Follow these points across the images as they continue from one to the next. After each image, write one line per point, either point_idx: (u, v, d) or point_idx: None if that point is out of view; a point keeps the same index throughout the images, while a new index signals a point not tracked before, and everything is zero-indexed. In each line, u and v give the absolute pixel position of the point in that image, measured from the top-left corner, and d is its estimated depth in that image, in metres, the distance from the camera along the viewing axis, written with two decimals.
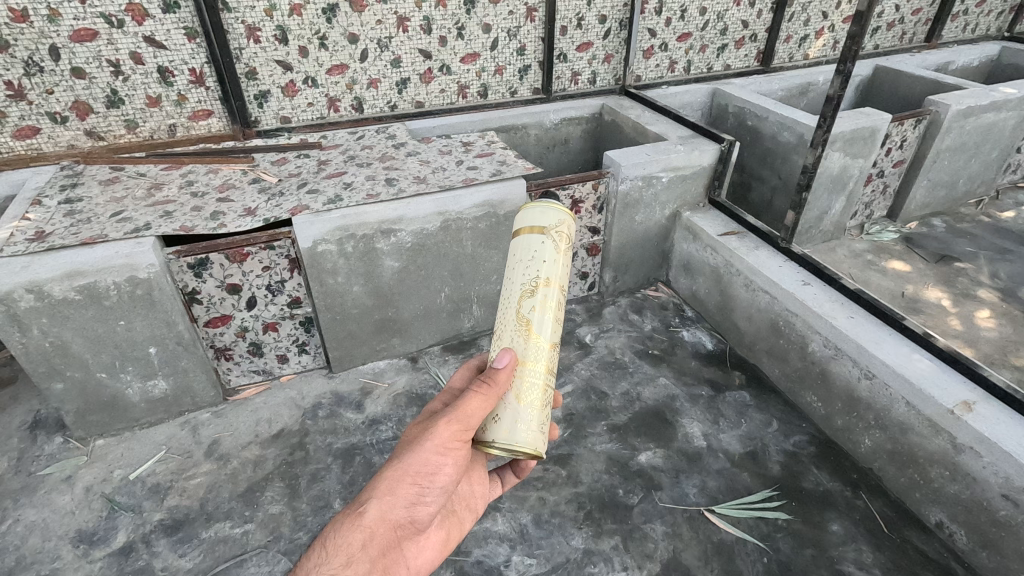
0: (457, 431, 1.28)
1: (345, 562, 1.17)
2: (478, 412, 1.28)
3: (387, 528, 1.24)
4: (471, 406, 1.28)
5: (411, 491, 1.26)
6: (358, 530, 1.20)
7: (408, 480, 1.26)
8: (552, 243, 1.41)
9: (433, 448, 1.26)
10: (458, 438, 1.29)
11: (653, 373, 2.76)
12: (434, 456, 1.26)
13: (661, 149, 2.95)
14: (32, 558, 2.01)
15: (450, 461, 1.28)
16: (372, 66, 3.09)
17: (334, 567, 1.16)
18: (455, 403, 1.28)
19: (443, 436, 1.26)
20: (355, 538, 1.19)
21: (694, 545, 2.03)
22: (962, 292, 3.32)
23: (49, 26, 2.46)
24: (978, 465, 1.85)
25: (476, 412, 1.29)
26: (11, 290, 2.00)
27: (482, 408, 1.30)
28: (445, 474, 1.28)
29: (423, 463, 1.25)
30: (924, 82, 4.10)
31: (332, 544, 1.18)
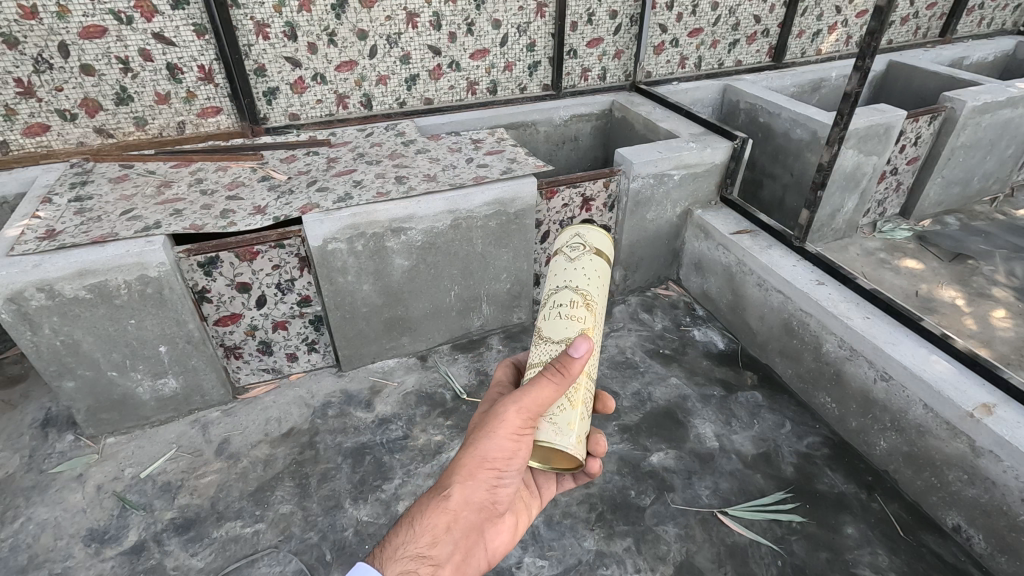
0: (527, 417, 1.29)
1: (432, 542, 1.21)
2: (547, 400, 1.29)
3: (469, 512, 1.28)
4: (537, 390, 1.29)
5: (490, 475, 1.30)
6: (444, 512, 1.25)
7: (486, 467, 1.29)
8: (565, 256, 1.49)
9: (507, 433, 1.28)
10: (527, 425, 1.30)
11: (664, 372, 2.74)
12: (508, 442, 1.29)
13: (673, 146, 2.91)
14: (45, 556, 2.01)
15: (522, 448, 1.31)
16: (381, 62, 3.07)
17: (422, 547, 1.20)
18: (524, 390, 1.30)
19: (516, 421, 1.28)
20: (442, 521, 1.23)
21: (707, 548, 2.01)
22: (977, 291, 3.27)
23: (58, 23, 2.45)
24: (997, 469, 1.82)
25: (545, 401, 1.30)
26: (22, 289, 1.99)
27: (550, 397, 1.30)
28: (519, 460, 1.31)
29: (500, 448, 1.28)
30: (939, 78, 4.05)
31: (421, 524, 1.22)
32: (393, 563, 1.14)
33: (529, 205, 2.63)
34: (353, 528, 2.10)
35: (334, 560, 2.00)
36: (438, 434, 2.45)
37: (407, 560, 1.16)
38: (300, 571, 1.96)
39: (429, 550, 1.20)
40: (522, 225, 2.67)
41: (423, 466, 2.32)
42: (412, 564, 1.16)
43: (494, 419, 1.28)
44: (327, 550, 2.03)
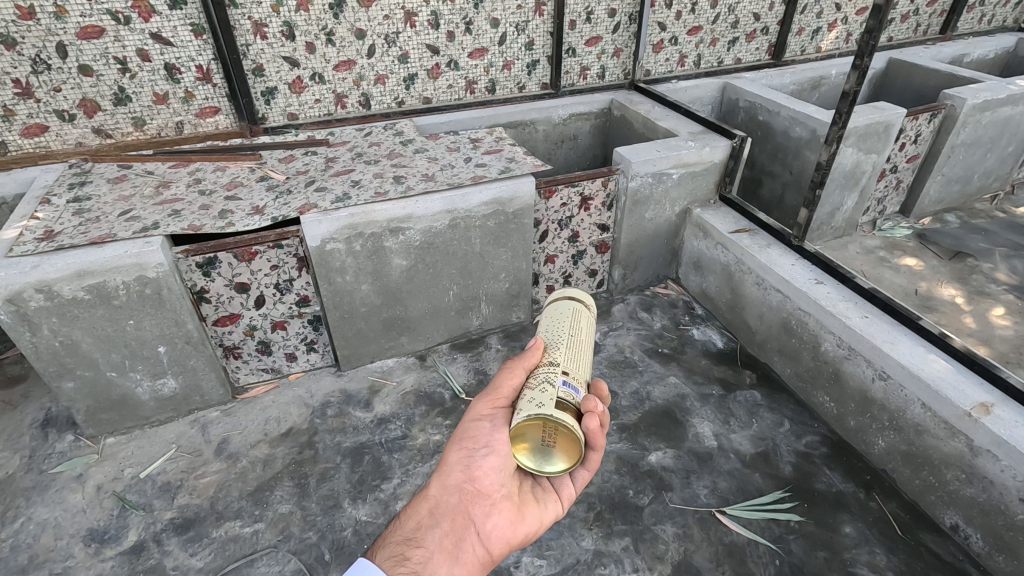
0: (488, 399, 1.45)
1: (418, 526, 1.35)
2: (503, 377, 1.44)
3: (449, 495, 1.41)
4: (496, 377, 1.47)
5: (462, 456, 1.44)
6: (426, 501, 1.41)
7: (455, 449, 1.45)
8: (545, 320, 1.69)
9: (470, 419, 1.46)
10: (493, 405, 1.44)
11: (663, 371, 2.74)
12: (473, 425, 1.45)
13: (672, 145, 2.91)
14: (45, 556, 2.02)
15: (490, 424, 1.44)
16: (379, 61, 3.06)
17: (410, 532, 1.34)
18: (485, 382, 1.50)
19: (479, 407, 1.46)
20: (423, 506, 1.40)
21: (705, 547, 2.02)
22: (976, 290, 3.27)
23: (56, 23, 2.45)
24: (995, 468, 1.82)
25: (507, 384, 1.43)
26: (21, 290, 2.00)
27: (509, 375, 1.44)
28: (488, 436, 1.43)
29: (462, 432, 1.45)
30: (939, 76, 4.04)
31: (407, 512, 1.40)
32: (381, 548, 1.30)
33: (528, 204, 2.63)
34: (352, 528, 2.10)
35: (333, 560, 2.00)
36: (436, 433, 2.45)
37: (395, 545, 1.31)
38: (299, 570, 1.97)
39: (416, 534, 1.34)
40: (521, 224, 2.67)
41: (421, 465, 2.32)
42: (399, 545, 1.31)
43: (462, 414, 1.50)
44: (327, 549, 2.03)
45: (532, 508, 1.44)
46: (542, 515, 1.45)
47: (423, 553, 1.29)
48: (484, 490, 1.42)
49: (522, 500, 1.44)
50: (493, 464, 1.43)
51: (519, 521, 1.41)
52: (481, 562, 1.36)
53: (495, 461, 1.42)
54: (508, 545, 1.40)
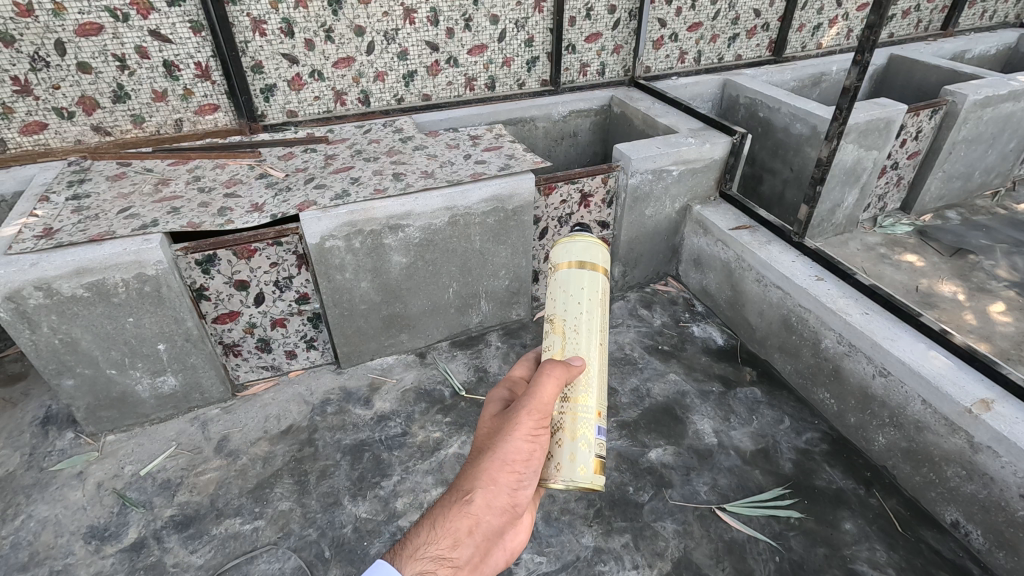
0: (540, 414, 1.27)
1: (452, 543, 1.11)
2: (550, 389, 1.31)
3: (492, 514, 1.17)
4: (546, 387, 1.30)
5: (511, 476, 1.21)
6: (464, 515, 1.15)
7: (503, 465, 1.21)
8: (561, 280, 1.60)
9: (522, 432, 1.24)
10: (541, 422, 1.27)
11: (662, 368, 2.74)
12: (525, 442, 1.24)
13: (672, 142, 2.90)
14: (46, 553, 2.02)
15: (537, 444, 1.27)
16: (378, 58, 3.06)
17: (441, 549, 1.10)
18: (535, 390, 1.29)
19: (530, 420, 1.25)
20: (464, 525, 1.14)
21: (705, 544, 2.02)
22: (978, 286, 3.26)
23: (55, 20, 2.44)
24: (995, 465, 1.82)
25: (551, 397, 1.30)
26: (20, 287, 2.00)
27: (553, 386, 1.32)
28: (537, 459, 1.25)
29: (518, 450, 1.23)
30: (940, 72, 4.02)
31: (443, 528, 1.12)
32: (413, 562, 1.06)
33: (528, 201, 2.62)
34: (352, 525, 2.10)
35: (333, 557, 2.00)
36: (436, 430, 2.45)
37: (425, 561, 1.07)
38: (299, 567, 1.97)
39: (449, 554, 1.10)
40: (520, 221, 2.66)
41: (421, 463, 2.32)
42: (429, 565, 1.07)
43: (512, 420, 1.25)
44: (326, 546, 2.03)
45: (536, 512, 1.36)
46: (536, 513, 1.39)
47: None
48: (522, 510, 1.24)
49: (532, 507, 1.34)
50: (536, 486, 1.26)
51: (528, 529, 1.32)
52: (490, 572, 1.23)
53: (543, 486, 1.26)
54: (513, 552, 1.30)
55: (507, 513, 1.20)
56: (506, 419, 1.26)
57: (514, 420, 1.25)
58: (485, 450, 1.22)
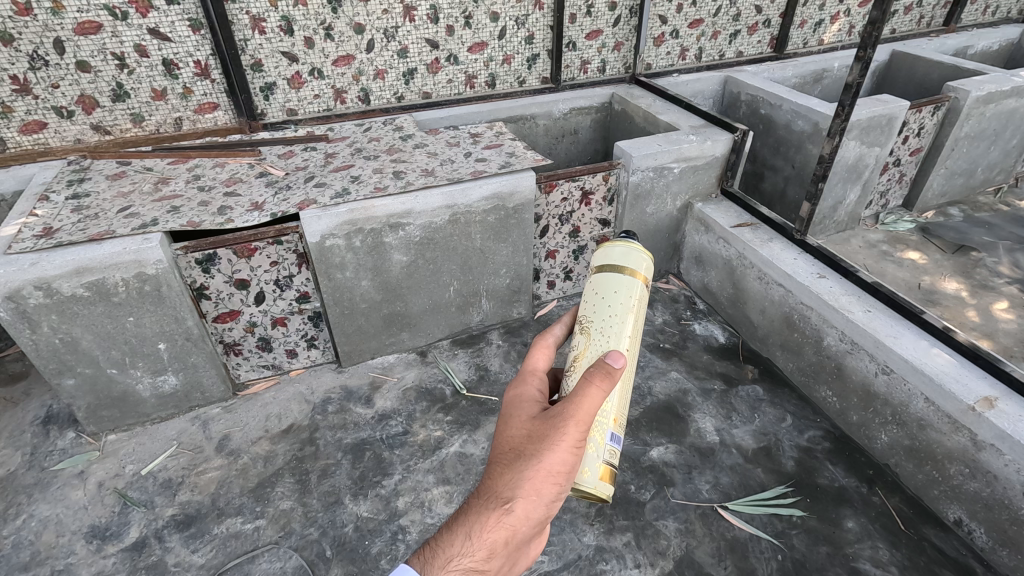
0: (590, 426, 1.15)
1: (488, 557, 1.05)
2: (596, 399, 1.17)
3: (527, 528, 1.10)
4: (591, 398, 1.16)
5: (552, 489, 1.12)
6: (502, 529, 1.07)
7: (547, 476, 1.11)
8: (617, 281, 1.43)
9: (568, 444, 1.13)
10: (587, 435, 1.16)
11: (664, 366, 2.73)
12: (571, 456, 1.13)
13: (673, 139, 2.89)
14: (47, 553, 2.02)
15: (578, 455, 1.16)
16: (378, 56, 3.05)
17: (475, 561, 1.04)
18: (578, 396, 1.16)
19: (580, 433, 1.14)
20: (500, 537, 1.06)
21: (707, 542, 2.01)
22: (980, 283, 3.25)
23: (53, 19, 2.43)
24: (999, 463, 1.81)
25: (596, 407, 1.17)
26: (20, 287, 1.99)
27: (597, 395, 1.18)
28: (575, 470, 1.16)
29: (563, 462, 1.13)
30: (943, 68, 4.00)
31: (476, 538, 1.05)
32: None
33: (529, 199, 2.61)
34: (353, 524, 2.10)
35: (334, 556, 2.00)
36: (437, 429, 2.45)
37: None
38: (301, 566, 1.97)
39: (482, 568, 1.04)
40: (521, 219, 2.66)
41: (422, 461, 2.32)
42: None
43: (557, 428, 1.13)
44: (328, 545, 2.03)
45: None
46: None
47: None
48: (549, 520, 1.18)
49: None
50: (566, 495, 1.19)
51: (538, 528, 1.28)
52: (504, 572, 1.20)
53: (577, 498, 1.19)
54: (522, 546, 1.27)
55: (541, 525, 1.13)
56: (550, 425, 1.14)
57: (564, 431, 1.13)
58: (530, 458, 1.11)
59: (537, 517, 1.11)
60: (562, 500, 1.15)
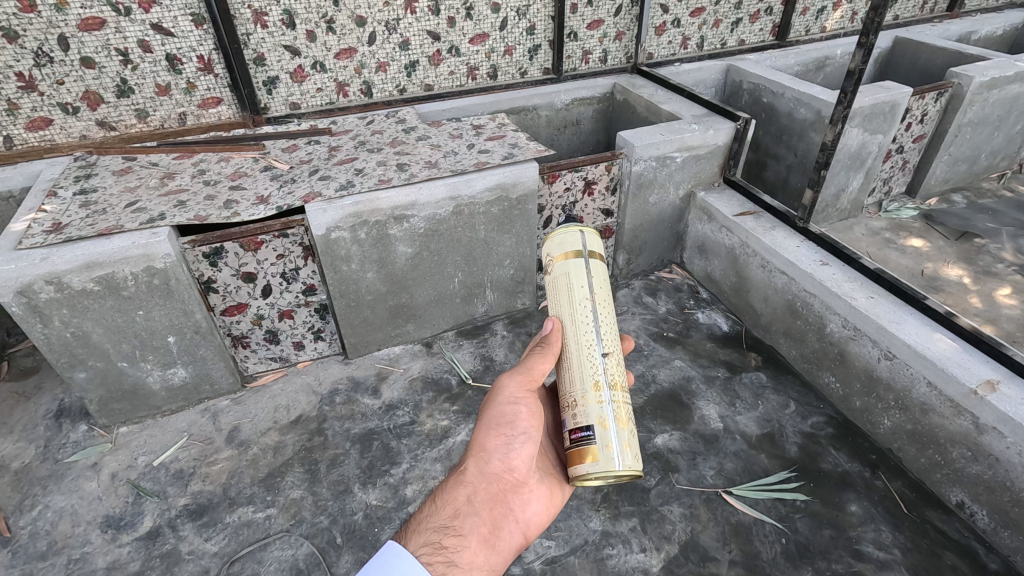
0: (524, 380, 1.40)
1: (453, 514, 1.27)
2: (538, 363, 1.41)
3: (486, 481, 1.33)
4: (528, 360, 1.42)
5: (498, 440, 1.36)
6: (461, 486, 1.33)
7: (488, 430, 1.38)
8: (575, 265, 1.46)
9: (505, 398, 1.39)
10: (527, 387, 1.40)
11: (668, 355, 2.75)
12: (509, 405, 1.38)
13: (675, 128, 2.89)
14: (63, 542, 2.06)
15: (523, 405, 1.38)
16: (380, 49, 3.05)
17: (443, 519, 1.26)
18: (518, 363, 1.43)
19: (513, 386, 1.40)
20: (459, 493, 1.31)
21: (712, 527, 2.04)
22: (983, 270, 3.25)
23: (57, 15, 2.45)
24: (1000, 445, 1.83)
25: (539, 368, 1.41)
26: (31, 282, 2.02)
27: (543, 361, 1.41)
28: (524, 419, 1.37)
29: (500, 412, 1.38)
30: (946, 54, 3.99)
31: (442, 498, 1.31)
32: (415, 534, 1.22)
33: (531, 190, 2.62)
34: (363, 512, 2.13)
35: (345, 543, 2.03)
36: (444, 419, 2.48)
37: (430, 531, 1.23)
38: (312, 553, 2.00)
39: (450, 522, 1.26)
40: (524, 210, 2.67)
41: (430, 450, 2.35)
42: (432, 534, 1.22)
43: (495, 390, 1.43)
44: (338, 533, 2.06)
45: (563, 493, 1.43)
46: (566, 497, 1.43)
47: (462, 543, 1.21)
48: (521, 477, 1.36)
49: (553, 485, 1.41)
50: (529, 450, 1.36)
51: (551, 505, 1.39)
52: (517, 548, 1.32)
53: (534, 447, 1.36)
54: (540, 531, 1.37)
55: (500, 477, 1.34)
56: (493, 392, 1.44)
57: (499, 391, 1.42)
58: (478, 429, 1.41)
59: (491, 470, 1.34)
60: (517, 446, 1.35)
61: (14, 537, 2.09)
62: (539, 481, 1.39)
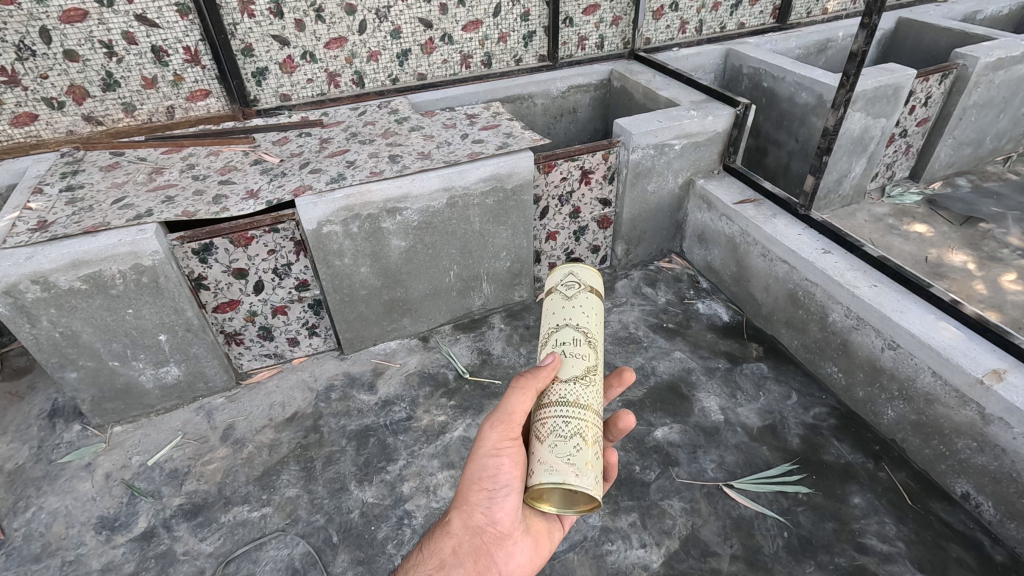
0: (504, 429, 1.31)
1: (439, 565, 1.32)
2: (519, 405, 1.32)
3: (470, 534, 1.35)
4: (512, 400, 1.32)
5: (480, 495, 1.33)
6: (447, 537, 1.35)
7: (471, 485, 1.33)
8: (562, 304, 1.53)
9: (486, 450, 1.31)
10: (508, 437, 1.31)
11: (668, 346, 2.71)
12: (490, 460, 1.30)
13: (673, 115, 2.83)
14: (57, 544, 2.04)
15: (503, 457, 1.30)
16: (372, 38, 2.99)
17: (430, 570, 1.32)
18: (501, 403, 1.33)
19: (495, 435, 1.31)
20: (446, 544, 1.35)
21: (713, 521, 2.01)
22: (988, 255, 3.19)
23: (38, 7, 2.38)
24: (1007, 436, 1.79)
25: (521, 410, 1.32)
26: (17, 282, 1.98)
27: (524, 401, 1.32)
28: (507, 472, 1.31)
29: (481, 469, 1.31)
30: (950, 34, 3.91)
31: (430, 546, 1.35)
32: None
33: (527, 180, 2.57)
34: (359, 510, 2.11)
35: (341, 542, 2.01)
36: (441, 414, 2.45)
37: None
38: (308, 553, 1.98)
39: (437, 574, 1.31)
40: (520, 201, 2.62)
41: (427, 446, 2.32)
42: None
43: (475, 439, 1.33)
44: (334, 532, 2.04)
45: (544, 540, 1.46)
46: (550, 543, 1.47)
47: None
48: (505, 530, 1.36)
49: (537, 533, 1.44)
50: (511, 504, 1.33)
51: (534, 554, 1.43)
52: None
53: (516, 502, 1.33)
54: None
55: (484, 531, 1.35)
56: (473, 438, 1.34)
57: (479, 440, 1.33)
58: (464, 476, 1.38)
59: (474, 525, 1.34)
60: (500, 503, 1.32)
61: (8, 539, 2.07)
62: (524, 531, 1.41)
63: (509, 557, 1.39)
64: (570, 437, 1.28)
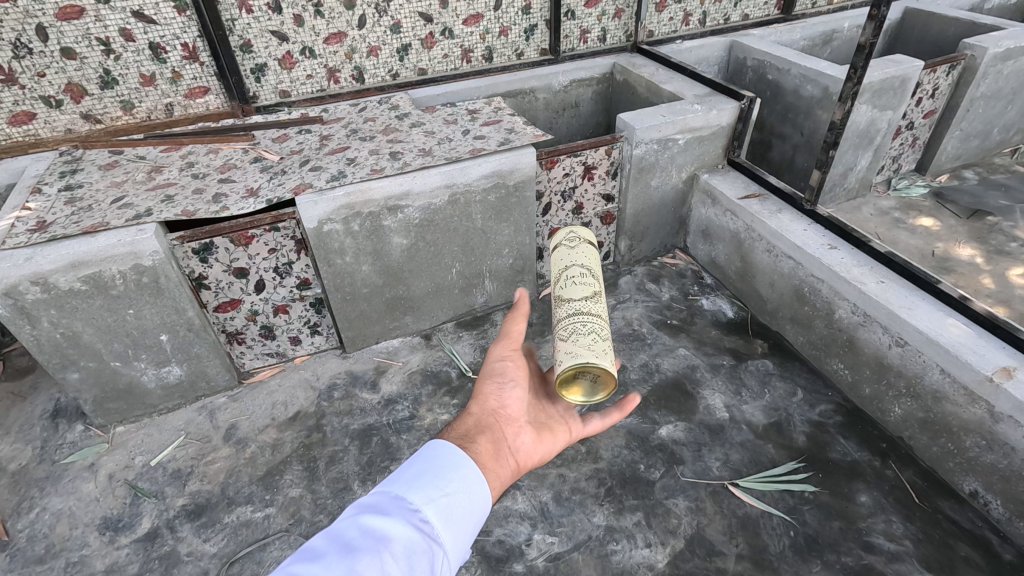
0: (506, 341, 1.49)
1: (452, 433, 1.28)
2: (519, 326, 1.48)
3: (482, 420, 1.35)
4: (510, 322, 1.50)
5: (491, 384, 1.43)
6: (460, 424, 1.33)
7: (482, 382, 1.44)
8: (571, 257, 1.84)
9: (494, 355, 1.48)
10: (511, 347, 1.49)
11: (672, 343, 2.69)
12: (498, 358, 1.46)
13: (677, 109, 2.80)
14: (61, 545, 2.04)
15: (508, 356, 1.47)
16: (371, 33, 2.95)
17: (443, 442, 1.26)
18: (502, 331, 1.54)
19: (497, 346, 1.48)
20: (459, 427, 1.31)
21: (718, 520, 2.00)
22: (996, 249, 3.16)
23: (34, 4, 2.36)
24: (1017, 435, 1.77)
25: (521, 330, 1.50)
26: (16, 283, 1.97)
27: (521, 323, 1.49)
28: (512, 370, 1.45)
29: (491, 366, 1.46)
30: (958, 24, 3.85)
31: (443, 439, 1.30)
32: None
33: (529, 176, 2.55)
34: None
35: None
36: (444, 413, 2.43)
37: None
38: None
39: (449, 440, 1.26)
40: (522, 197, 2.60)
41: None
42: None
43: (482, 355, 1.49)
44: None
45: (553, 448, 1.42)
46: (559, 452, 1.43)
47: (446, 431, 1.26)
48: (514, 415, 1.40)
49: (545, 434, 1.42)
50: (521, 395, 1.43)
51: (544, 450, 1.39)
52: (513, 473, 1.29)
53: (524, 390, 1.44)
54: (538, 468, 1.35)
55: (496, 416, 1.37)
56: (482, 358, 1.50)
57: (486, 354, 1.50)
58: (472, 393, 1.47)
59: (485, 409, 1.38)
60: (510, 388, 1.43)
61: (12, 540, 2.07)
62: (530, 423, 1.42)
63: (520, 440, 1.36)
64: (589, 332, 1.51)
